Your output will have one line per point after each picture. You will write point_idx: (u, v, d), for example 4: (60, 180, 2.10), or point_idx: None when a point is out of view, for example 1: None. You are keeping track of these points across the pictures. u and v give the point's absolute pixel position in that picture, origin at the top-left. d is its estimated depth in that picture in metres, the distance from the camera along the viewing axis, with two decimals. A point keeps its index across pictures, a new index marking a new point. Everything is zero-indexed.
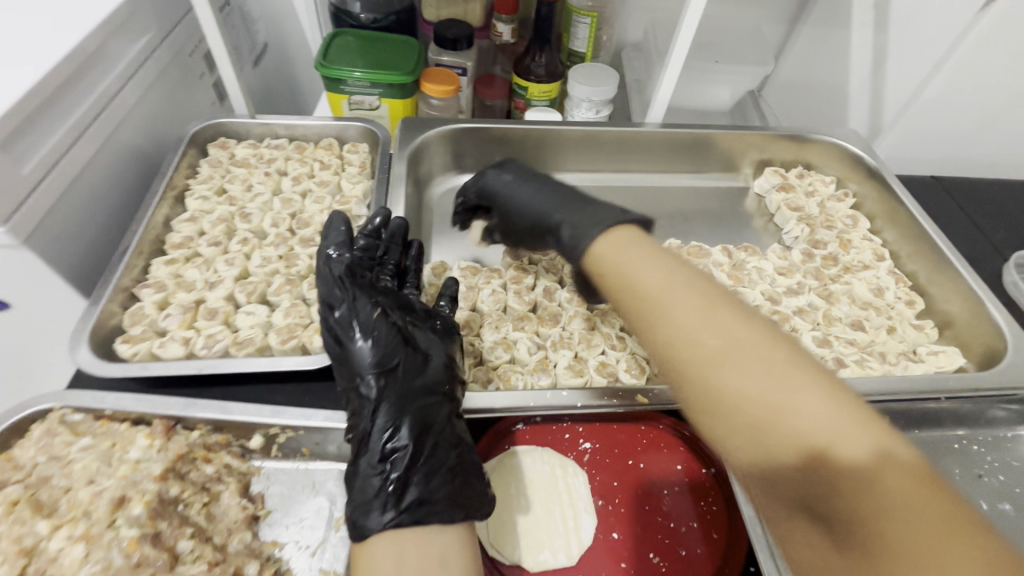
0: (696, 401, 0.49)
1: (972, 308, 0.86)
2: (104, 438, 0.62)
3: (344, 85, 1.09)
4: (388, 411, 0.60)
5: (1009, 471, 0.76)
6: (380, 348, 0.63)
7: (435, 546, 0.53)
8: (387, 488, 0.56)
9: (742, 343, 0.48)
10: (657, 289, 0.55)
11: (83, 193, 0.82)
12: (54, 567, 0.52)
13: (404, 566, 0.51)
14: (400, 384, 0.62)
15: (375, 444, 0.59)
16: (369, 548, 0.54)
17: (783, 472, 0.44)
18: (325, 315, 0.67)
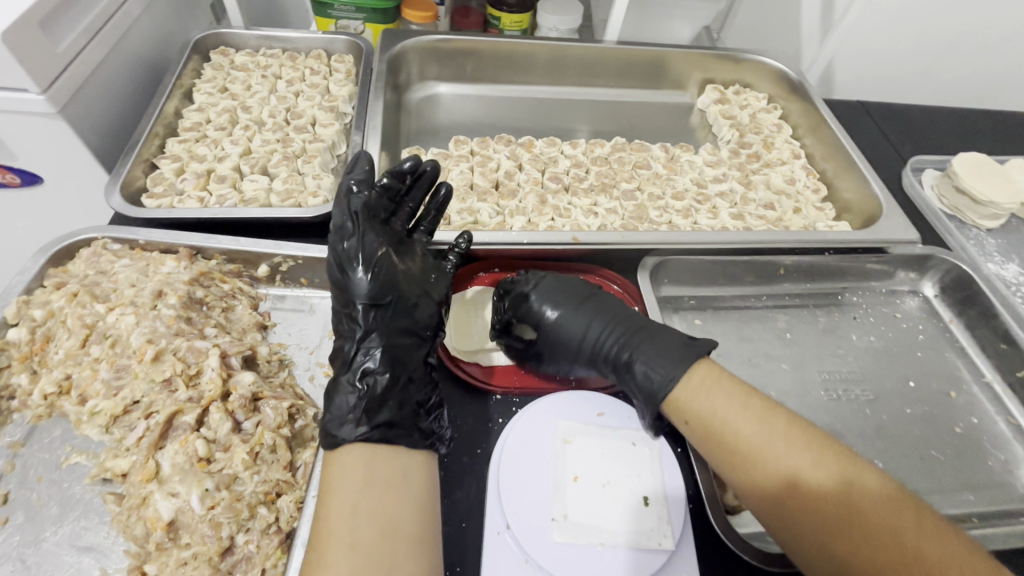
0: (730, 456, 0.60)
1: (863, 191, 1.02)
2: (139, 261, 0.76)
3: (331, 8, 1.21)
4: (375, 339, 0.68)
5: (873, 315, 0.95)
6: (375, 285, 0.69)
7: (401, 465, 0.60)
8: (355, 407, 0.62)
9: (747, 428, 0.60)
10: (702, 407, 0.63)
11: (102, 82, 0.91)
12: (112, 331, 0.67)
13: (372, 476, 0.58)
14: (384, 324, 0.68)
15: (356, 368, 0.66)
16: (340, 456, 0.60)
17: (786, 512, 0.57)
18: (337, 245, 0.71)
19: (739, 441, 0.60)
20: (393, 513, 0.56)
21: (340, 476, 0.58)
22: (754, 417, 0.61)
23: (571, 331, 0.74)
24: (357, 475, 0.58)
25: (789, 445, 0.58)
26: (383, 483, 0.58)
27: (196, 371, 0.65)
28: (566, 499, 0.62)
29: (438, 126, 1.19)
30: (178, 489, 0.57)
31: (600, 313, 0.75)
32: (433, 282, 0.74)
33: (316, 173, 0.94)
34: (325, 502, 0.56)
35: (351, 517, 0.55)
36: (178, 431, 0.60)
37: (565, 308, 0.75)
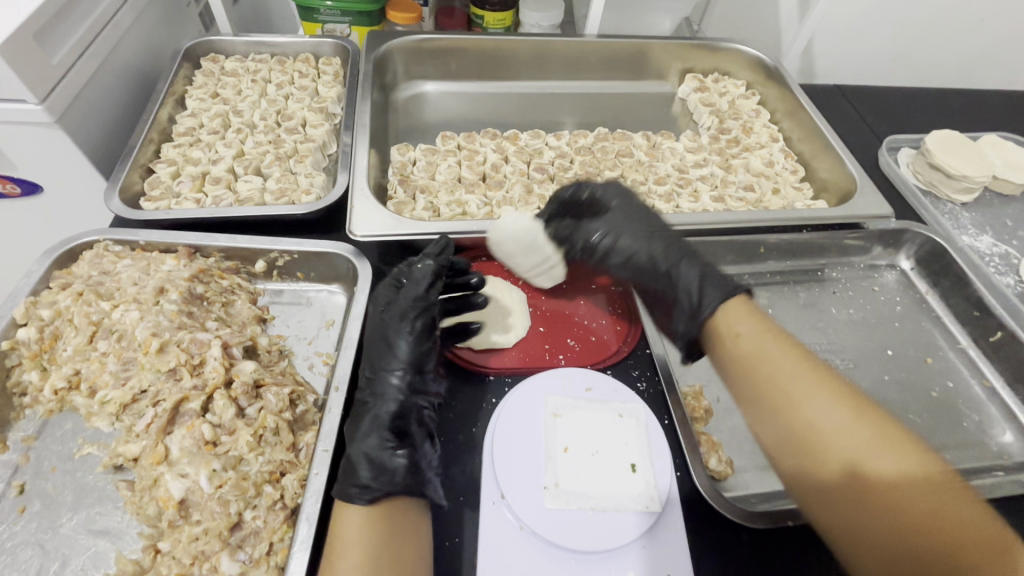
0: (762, 397, 0.60)
1: (839, 170, 1.06)
2: (140, 260, 0.78)
3: (318, 13, 1.24)
4: (390, 407, 0.64)
5: (851, 288, 0.99)
6: (424, 349, 0.69)
7: (406, 518, 0.58)
8: (410, 463, 0.60)
9: (787, 373, 0.59)
10: (750, 346, 0.62)
11: (97, 92, 0.94)
12: (117, 327, 0.71)
13: (370, 532, 0.55)
14: (426, 390, 0.68)
15: (396, 424, 0.63)
16: (342, 514, 0.57)
17: (811, 457, 0.55)
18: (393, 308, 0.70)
19: (777, 381, 0.59)
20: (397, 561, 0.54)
21: (341, 534, 0.56)
22: (798, 364, 0.60)
23: (628, 233, 0.77)
24: (365, 528, 0.55)
25: (827, 397, 0.57)
26: (382, 533, 0.56)
27: (199, 361, 0.68)
28: (558, 469, 0.65)
29: (425, 123, 1.22)
30: (187, 470, 0.60)
31: (657, 224, 0.77)
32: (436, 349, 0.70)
33: (308, 172, 0.98)
34: (328, 562, 0.54)
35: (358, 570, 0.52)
36: (185, 417, 0.63)
37: (625, 209, 0.79)
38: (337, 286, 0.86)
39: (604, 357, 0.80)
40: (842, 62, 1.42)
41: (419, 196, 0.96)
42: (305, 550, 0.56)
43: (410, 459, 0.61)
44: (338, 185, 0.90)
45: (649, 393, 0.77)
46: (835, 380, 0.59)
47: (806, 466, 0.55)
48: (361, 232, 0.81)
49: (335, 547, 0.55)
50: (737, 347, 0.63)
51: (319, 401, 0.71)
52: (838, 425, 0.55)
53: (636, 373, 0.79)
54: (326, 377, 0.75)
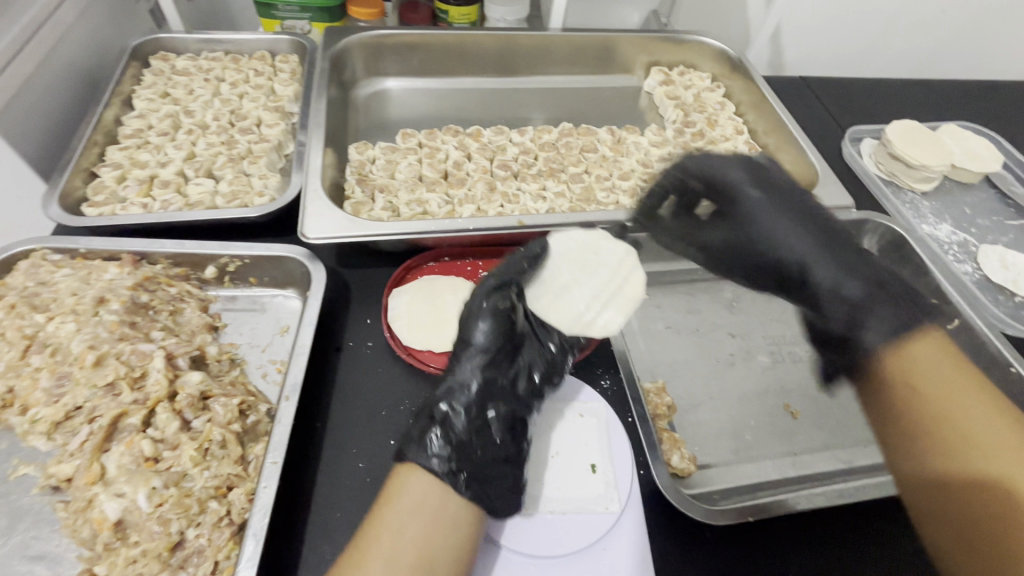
0: (919, 430, 0.64)
1: (802, 162, 1.06)
2: (80, 269, 0.75)
3: (275, 9, 1.21)
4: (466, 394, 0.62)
5: None
6: (503, 335, 0.67)
7: (447, 499, 0.56)
8: (455, 448, 0.58)
9: (962, 400, 0.63)
10: (932, 386, 0.64)
11: (35, 93, 0.89)
12: (53, 340, 0.67)
13: (425, 505, 0.55)
14: (503, 377, 0.65)
15: (463, 404, 0.62)
16: (405, 471, 0.57)
17: (963, 491, 0.59)
18: (480, 290, 0.70)
19: (941, 415, 0.63)
20: (436, 547, 0.52)
21: (397, 493, 0.55)
22: (974, 387, 0.64)
23: (781, 231, 0.80)
24: (403, 504, 0.54)
25: (985, 423, 0.61)
26: (433, 513, 0.54)
27: (141, 374, 0.65)
28: (516, 473, 0.65)
29: (387, 120, 1.20)
30: (125, 489, 0.57)
31: (799, 211, 0.81)
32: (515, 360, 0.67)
33: (262, 174, 0.95)
34: (373, 517, 0.54)
35: (392, 539, 0.52)
36: (124, 433, 0.60)
37: (768, 198, 0.82)
38: (293, 291, 0.84)
39: None
40: (807, 53, 1.43)
41: (378, 196, 0.94)
42: (251, 568, 0.54)
43: (459, 444, 0.59)
44: (292, 186, 0.88)
45: (613, 391, 0.76)
46: (1000, 407, 0.63)
47: (944, 461, 0.61)
48: (314, 234, 0.78)
49: (388, 503, 0.55)
50: (917, 385, 0.65)
51: (272, 410, 0.69)
52: (995, 450, 0.59)
53: (600, 371, 0.78)
54: (279, 385, 0.73)
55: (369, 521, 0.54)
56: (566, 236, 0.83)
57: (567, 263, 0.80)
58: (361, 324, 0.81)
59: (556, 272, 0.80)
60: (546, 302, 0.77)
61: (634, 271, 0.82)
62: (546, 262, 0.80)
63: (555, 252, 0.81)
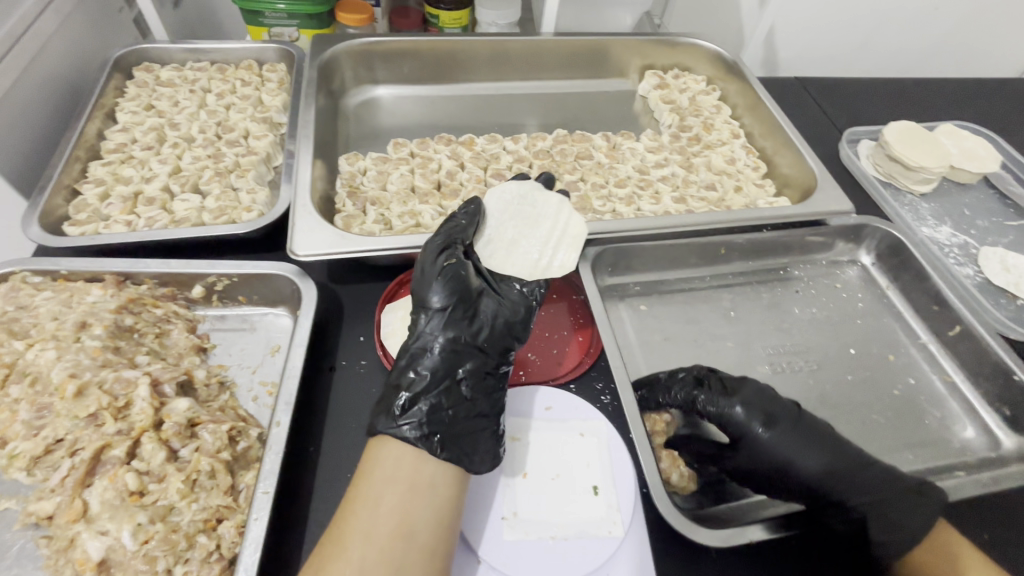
0: None
1: (800, 165, 1.04)
2: (62, 292, 0.72)
3: (262, 16, 1.18)
4: (430, 355, 0.62)
5: (815, 286, 0.98)
6: (458, 289, 0.65)
7: (424, 468, 0.56)
8: (425, 411, 0.58)
9: None
10: None
11: (14, 108, 0.87)
12: (32, 368, 0.65)
13: (399, 475, 0.55)
14: (466, 332, 0.64)
15: (429, 367, 0.61)
16: (378, 444, 0.58)
17: None
18: (427, 253, 0.68)
19: None
20: (413, 516, 0.53)
21: (372, 467, 0.56)
22: None
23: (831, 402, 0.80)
24: (378, 477, 0.55)
25: None
26: (408, 483, 0.55)
27: (125, 402, 0.63)
28: (516, 497, 0.63)
29: (378, 129, 1.18)
30: (108, 526, 0.55)
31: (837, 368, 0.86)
32: (477, 316, 0.66)
33: (250, 188, 0.93)
34: (351, 493, 0.55)
35: (369, 513, 0.53)
36: (107, 467, 0.58)
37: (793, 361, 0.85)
38: (283, 309, 0.81)
39: (565, 370, 0.77)
40: (802, 53, 1.42)
41: (369, 209, 0.91)
42: None
43: (429, 408, 0.59)
44: (281, 201, 0.85)
45: (613, 407, 0.74)
46: None
47: None
48: (304, 251, 0.76)
49: (364, 478, 0.55)
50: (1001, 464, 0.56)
51: (262, 435, 0.67)
52: None
53: (600, 386, 0.76)
54: (270, 408, 0.71)
55: (347, 498, 0.55)
56: (503, 192, 0.83)
57: (510, 215, 0.80)
58: (354, 342, 0.79)
59: (505, 224, 0.79)
60: (501, 254, 0.76)
61: (571, 215, 0.82)
62: (491, 219, 0.80)
63: (494, 209, 0.81)
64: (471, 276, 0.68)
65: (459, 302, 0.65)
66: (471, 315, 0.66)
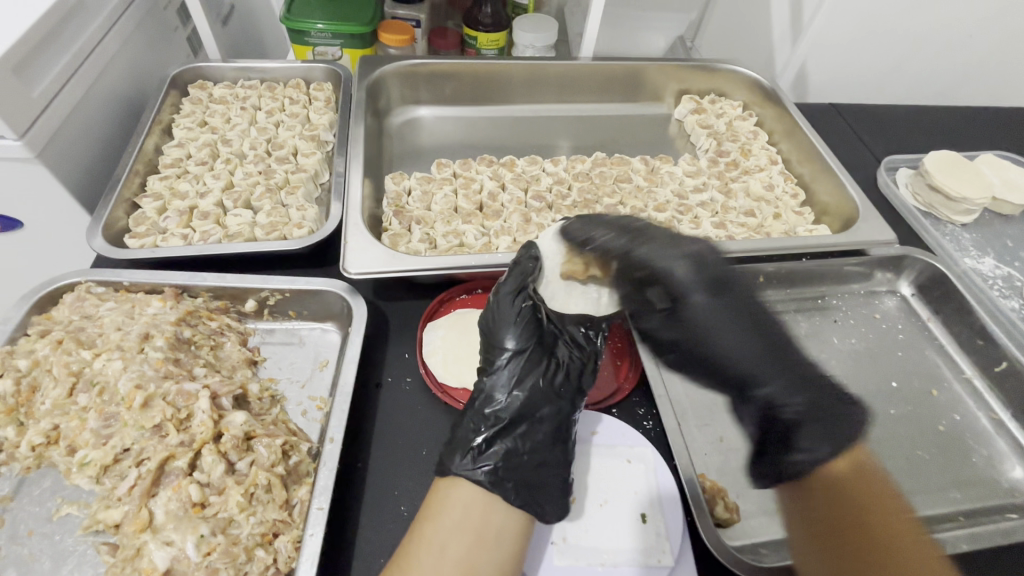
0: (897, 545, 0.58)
1: (840, 194, 1.04)
2: (124, 302, 0.75)
3: (308, 36, 1.22)
4: (506, 398, 0.65)
5: (855, 315, 0.97)
6: (533, 336, 0.69)
7: (493, 517, 0.57)
8: (501, 455, 0.61)
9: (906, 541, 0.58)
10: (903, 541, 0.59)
11: (80, 124, 0.90)
12: (98, 378, 0.67)
13: (466, 522, 0.56)
14: (541, 377, 0.67)
15: (506, 410, 0.64)
16: (446, 486, 0.59)
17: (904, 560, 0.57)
18: (502, 298, 0.71)
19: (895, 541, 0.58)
20: (478, 565, 0.54)
21: (438, 510, 0.57)
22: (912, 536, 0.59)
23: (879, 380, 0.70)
24: (448, 520, 0.56)
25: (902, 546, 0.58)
26: (475, 532, 0.56)
27: (186, 415, 0.64)
28: (567, 522, 0.64)
29: (419, 148, 1.20)
30: (173, 537, 0.57)
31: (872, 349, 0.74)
32: (548, 360, 0.68)
33: (300, 204, 0.95)
34: (416, 533, 0.56)
35: (433, 559, 0.53)
36: (171, 477, 0.60)
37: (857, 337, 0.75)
38: (331, 324, 0.83)
39: (606, 394, 0.77)
40: (836, 80, 1.42)
41: (414, 228, 0.93)
42: None
43: (504, 452, 0.61)
44: (331, 218, 0.87)
45: (656, 434, 0.74)
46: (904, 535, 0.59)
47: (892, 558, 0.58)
48: (355, 269, 0.78)
49: (429, 521, 0.56)
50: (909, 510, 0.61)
51: (314, 450, 0.68)
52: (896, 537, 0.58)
53: (642, 412, 0.76)
54: (320, 423, 0.72)
55: (410, 539, 0.56)
56: (552, 231, 0.81)
57: (566, 255, 0.79)
58: (400, 360, 0.80)
59: (563, 266, 0.79)
60: (562, 295, 0.80)
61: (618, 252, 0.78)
62: (547, 261, 0.80)
63: (547, 251, 0.80)
64: (542, 321, 0.71)
65: (532, 347, 0.68)
66: (545, 359, 0.68)
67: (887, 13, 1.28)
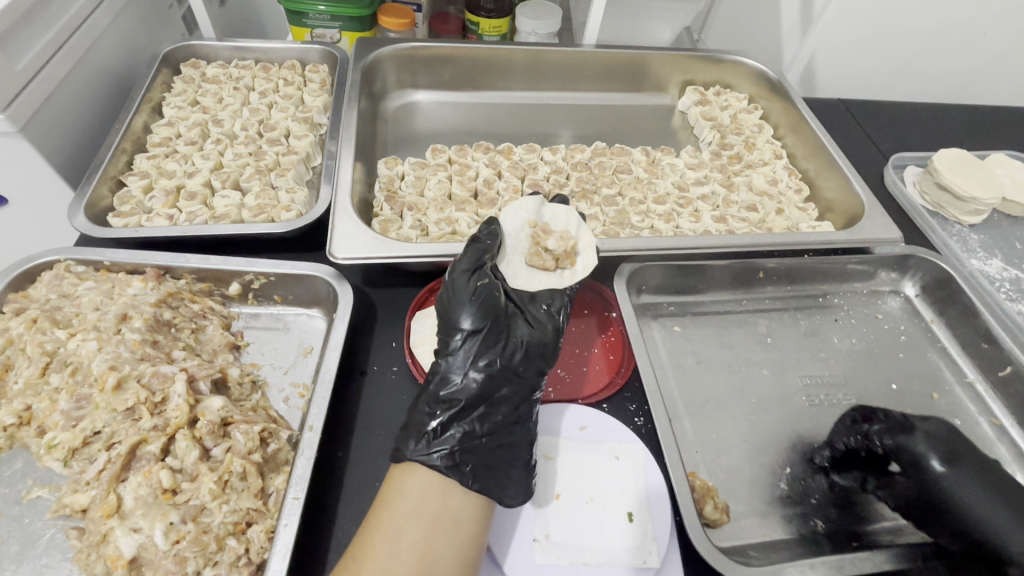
0: None
1: (845, 190, 1.01)
2: (104, 282, 0.73)
3: (306, 17, 1.19)
4: (461, 381, 0.61)
5: (856, 313, 0.94)
6: (489, 314, 0.63)
7: (450, 502, 0.56)
8: (458, 438, 0.59)
9: None
10: None
11: (66, 98, 0.88)
12: (73, 358, 0.65)
13: (423, 507, 0.55)
14: (500, 357, 0.62)
15: (461, 393, 0.61)
16: (403, 472, 0.58)
17: None
18: (458, 274, 0.65)
19: None
20: (435, 550, 0.52)
21: (396, 495, 0.56)
22: None
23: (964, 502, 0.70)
24: (404, 505, 0.55)
25: None
26: (432, 515, 0.54)
27: (161, 398, 0.63)
28: (550, 519, 0.62)
29: (415, 133, 1.18)
30: (141, 524, 0.55)
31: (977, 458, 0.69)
32: (506, 337, 0.63)
33: (290, 187, 0.93)
34: (373, 518, 0.55)
35: (390, 546, 0.52)
36: (142, 462, 0.58)
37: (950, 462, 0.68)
38: (317, 310, 0.81)
39: (597, 389, 0.75)
40: (845, 75, 1.39)
41: (406, 214, 0.91)
42: None
43: (462, 435, 0.59)
44: (321, 201, 0.85)
45: (647, 430, 0.72)
46: None
47: None
48: (342, 254, 0.76)
49: (387, 506, 0.55)
50: None
51: (293, 438, 0.66)
52: None
53: (634, 408, 0.74)
54: (301, 411, 0.70)
55: (368, 526, 0.54)
56: (517, 208, 0.78)
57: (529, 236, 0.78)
58: (387, 348, 0.78)
59: (524, 246, 0.77)
60: (524, 273, 0.76)
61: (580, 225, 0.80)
62: (509, 239, 0.77)
63: (510, 229, 0.77)
64: (499, 295, 0.65)
65: (487, 324, 0.63)
66: (501, 337, 0.63)
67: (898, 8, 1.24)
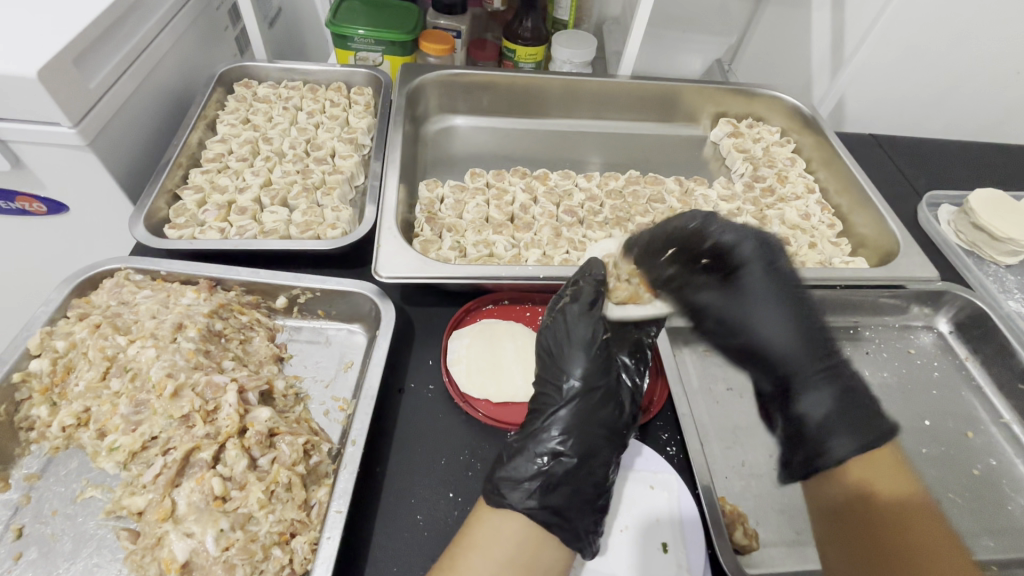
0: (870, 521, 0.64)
1: (879, 226, 1.02)
2: (160, 292, 0.77)
3: (351, 41, 1.24)
4: (572, 436, 0.62)
5: (889, 349, 0.94)
6: (603, 372, 0.66)
7: (544, 556, 0.57)
8: (563, 496, 0.59)
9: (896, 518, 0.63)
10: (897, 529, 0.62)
11: (130, 116, 0.93)
12: (132, 364, 0.68)
13: (517, 557, 0.56)
14: (610, 416, 0.64)
15: (569, 446, 0.61)
16: (495, 515, 0.58)
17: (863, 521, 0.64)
18: (576, 323, 0.68)
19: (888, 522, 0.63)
20: None
21: (486, 537, 0.56)
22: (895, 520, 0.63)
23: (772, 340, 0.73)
24: (501, 552, 0.55)
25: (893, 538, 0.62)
26: (524, 565, 0.55)
27: (214, 407, 0.65)
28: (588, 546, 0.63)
29: (453, 156, 1.21)
30: (194, 529, 0.57)
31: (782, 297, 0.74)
32: (619, 396, 0.66)
33: (335, 206, 0.96)
34: (457, 556, 0.55)
35: None
36: (194, 469, 0.60)
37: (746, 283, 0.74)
38: (358, 325, 0.84)
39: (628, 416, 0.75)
40: (877, 107, 1.39)
41: (445, 235, 0.94)
42: None
43: (567, 493, 0.59)
44: (365, 220, 0.88)
45: (679, 461, 0.72)
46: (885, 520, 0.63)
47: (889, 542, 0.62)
48: (387, 273, 0.78)
49: (475, 548, 0.55)
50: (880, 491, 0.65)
51: (334, 451, 0.68)
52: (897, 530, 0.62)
53: (666, 437, 0.74)
54: (342, 424, 0.72)
55: (452, 560, 0.55)
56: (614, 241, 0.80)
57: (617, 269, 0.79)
58: (424, 366, 0.80)
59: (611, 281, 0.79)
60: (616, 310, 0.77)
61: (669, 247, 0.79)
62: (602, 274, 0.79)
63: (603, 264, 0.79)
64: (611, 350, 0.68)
65: (605, 380, 0.65)
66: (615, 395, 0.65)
67: (933, 43, 1.25)
